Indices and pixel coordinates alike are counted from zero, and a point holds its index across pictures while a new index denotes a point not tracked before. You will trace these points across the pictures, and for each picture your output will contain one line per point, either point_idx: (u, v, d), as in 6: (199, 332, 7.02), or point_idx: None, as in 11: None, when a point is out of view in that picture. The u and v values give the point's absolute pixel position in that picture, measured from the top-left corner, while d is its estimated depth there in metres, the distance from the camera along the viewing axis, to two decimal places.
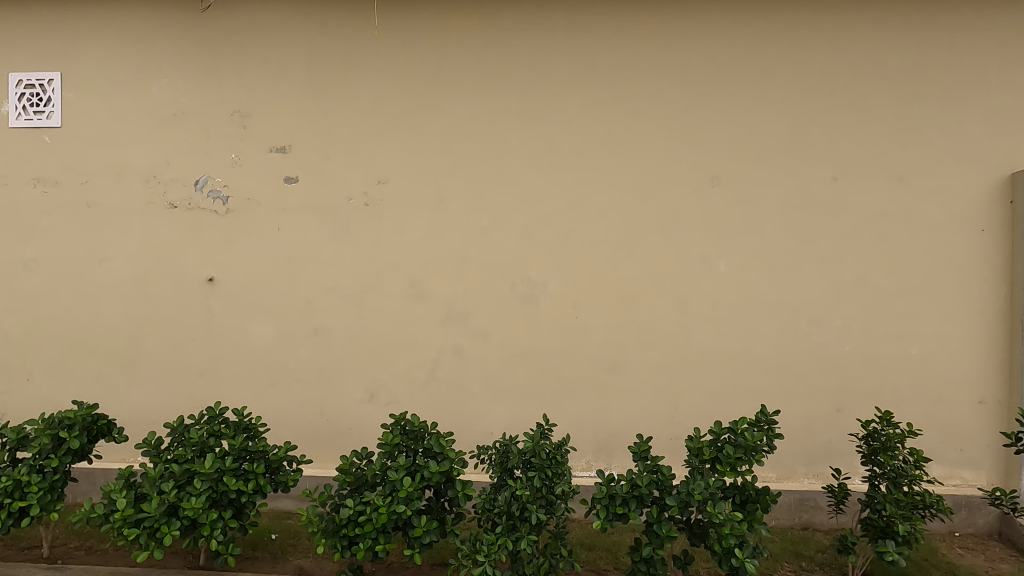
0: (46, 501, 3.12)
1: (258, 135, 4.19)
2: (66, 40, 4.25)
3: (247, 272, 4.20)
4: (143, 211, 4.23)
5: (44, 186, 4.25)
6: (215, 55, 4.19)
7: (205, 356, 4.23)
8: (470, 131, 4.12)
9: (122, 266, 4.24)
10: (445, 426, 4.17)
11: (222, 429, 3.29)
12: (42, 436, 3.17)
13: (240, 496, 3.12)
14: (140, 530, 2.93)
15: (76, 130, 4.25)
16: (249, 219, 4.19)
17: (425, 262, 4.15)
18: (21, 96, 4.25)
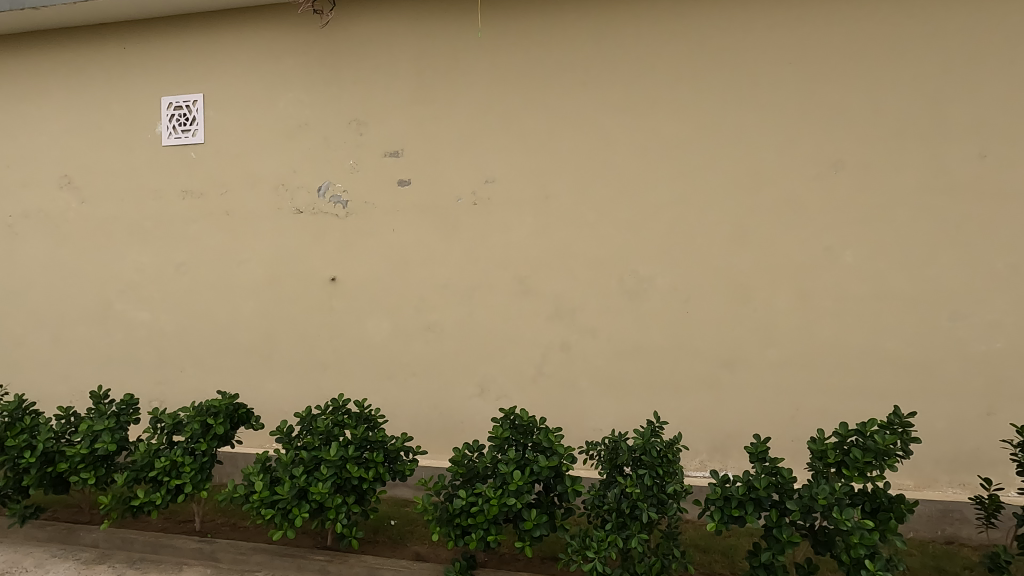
0: (197, 480, 3.46)
1: (374, 141, 4.41)
2: (206, 63, 4.68)
3: (365, 271, 4.44)
4: (273, 217, 4.58)
5: (192, 197, 4.71)
6: (334, 68, 4.45)
7: (329, 350, 4.52)
8: (576, 126, 4.11)
9: (257, 268, 4.61)
10: (554, 421, 4.19)
11: (345, 419, 3.52)
12: (193, 422, 3.56)
13: (363, 482, 3.31)
14: (275, 510, 3.20)
15: (216, 145, 4.68)
16: (366, 221, 4.42)
17: (532, 258, 4.19)
18: (171, 117, 4.74)
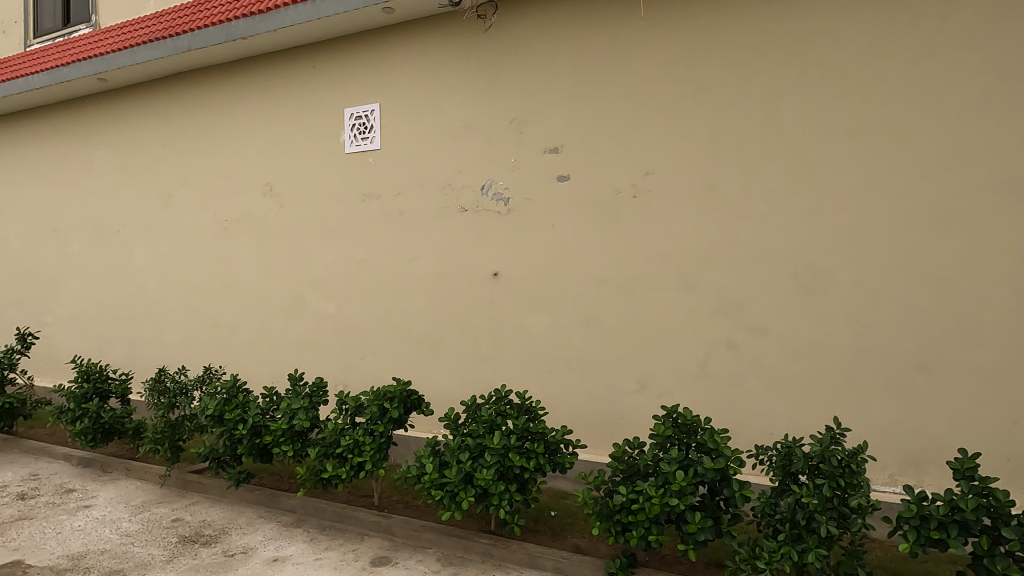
0: (376, 459, 3.77)
1: (534, 139, 4.50)
2: (382, 75, 5.06)
3: (526, 266, 4.54)
4: (441, 215, 4.84)
5: (370, 200, 5.12)
6: (496, 70, 4.61)
7: (492, 343, 4.70)
8: (744, 111, 3.88)
9: (426, 264, 4.91)
10: (720, 422, 4.00)
11: (507, 410, 3.66)
12: (372, 405, 3.89)
13: (524, 472, 3.41)
14: (443, 492, 3.40)
15: (391, 150, 5.04)
16: (527, 217, 4.53)
17: (696, 251, 4.03)
18: (353, 127, 5.19)
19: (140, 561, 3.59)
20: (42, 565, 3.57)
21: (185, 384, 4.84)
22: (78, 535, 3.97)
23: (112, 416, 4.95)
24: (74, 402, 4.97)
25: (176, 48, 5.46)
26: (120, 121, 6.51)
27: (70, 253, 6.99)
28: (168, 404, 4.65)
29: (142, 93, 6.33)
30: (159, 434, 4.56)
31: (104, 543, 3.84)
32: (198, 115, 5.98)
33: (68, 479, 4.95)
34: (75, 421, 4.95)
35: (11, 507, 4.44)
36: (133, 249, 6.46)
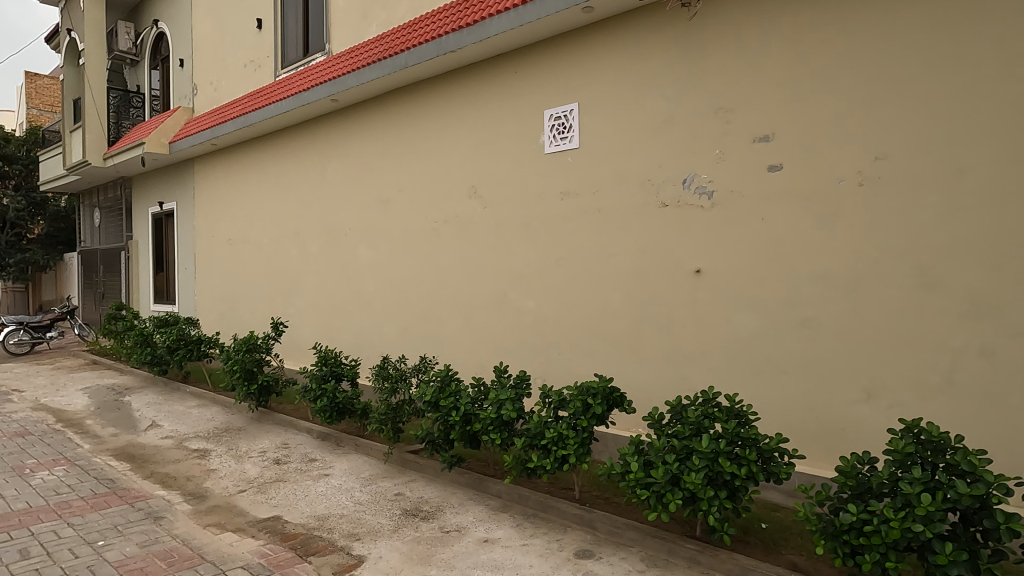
0: (580, 453, 3.81)
1: (742, 127, 4.26)
2: (581, 74, 5.13)
3: (733, 262, 4.32)
4: (641, 211, 4.77)
5: (569, 198, 5.21)
6: (701, 59, 4.44)
7: (694, 343, 4.53)
8: (1007, 78, 3.32)
9: (625, 260, 4.87)
10: (971, 442, 3.45)
11: (715, 412, 3.53)
12: (576, 400, 3.97)
13: (735, 479, 3.24)
14: (650, 492, 3.34)
15: (589, 148, 5.08)
16: (734, 210, 4.30)
17: (941, 244, 3.52)
18: (552, 128, 5.32)
19: (372, 528, 4.03)
20: (296, 522, 4.16)
21: (404, 371, 5.33)
22: (322, 499, 4.55)
23: (344, 397, 5.61)
24: (315, 383, 5.71)
25: (395, 66, 6.07)
26: (347, 136, 7.36)
27: (309, 254, 8.06)
28: (391, 390, 5.17)
29: (366, 109, 7.09)
30: (384, 415, 5.07)
31: (342, 508, 4.36)
32: (412, 126, 6.55)
33: (310, 450, 5.70)
34: (316, 400, 5.68)
35: (270, 470, 5.22)
36: (358, 249, 7.25)
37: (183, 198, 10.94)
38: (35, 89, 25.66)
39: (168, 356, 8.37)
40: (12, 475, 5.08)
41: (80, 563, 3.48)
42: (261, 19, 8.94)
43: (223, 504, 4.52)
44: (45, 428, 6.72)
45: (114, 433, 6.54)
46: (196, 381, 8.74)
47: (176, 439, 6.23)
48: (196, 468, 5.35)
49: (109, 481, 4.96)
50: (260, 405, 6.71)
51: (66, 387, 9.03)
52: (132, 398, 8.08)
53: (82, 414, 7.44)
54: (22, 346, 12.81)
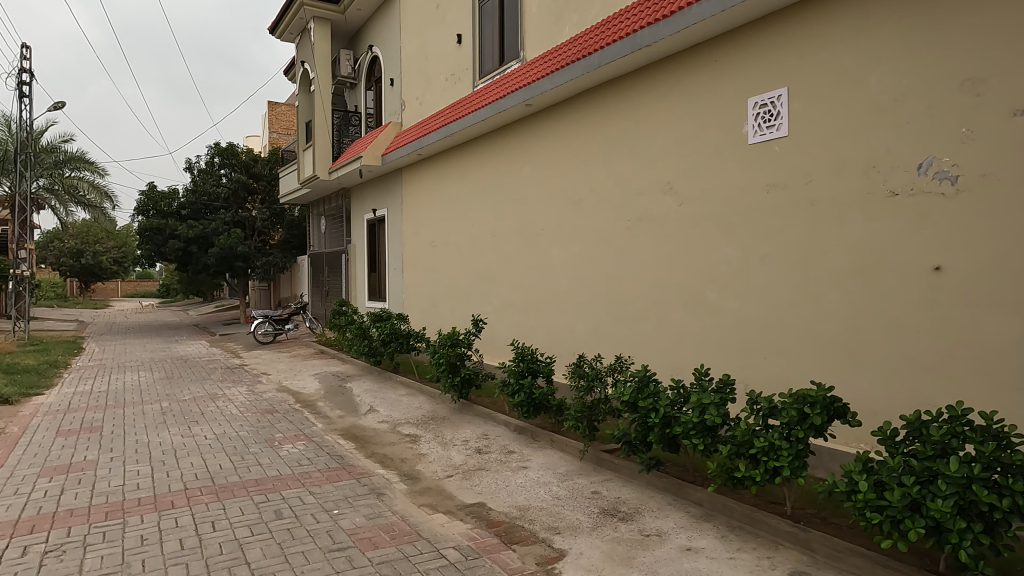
0: (795, 465, 3.53)
1: (998, 100, 3.63)
2: (791, 56, 4.74)
3: (984, 258, 3.69)
4: (863, 202, 4.28)
5: (776, 190, 4.83)
6: (943, 25, 3.87)
7: (932, 351, 3.94)
8: None
9: (843, 257, 4.40)
10: None
11: (966, 432, 3.05)
12: (790, 409, 3.67)
13: (993, 511, 2.77)
14: (883, 516, 2.99)
15: (800, 135, 4.66)
16: (986, 197, 3.68)
17: None
18: (757, 116, 4.97)
19: (571, 523, 4.09)
20: (500, 510, 4.35)
21: (600, 370, 5.33)
22: (522, 490, 4.72)
23: (541, 393, 5.77)
24: (513, 378, 5.93)
25: (589, 66, 6.12)
26: (541, 139, 7.57)
27: (504, 254, 8.42)
28: (587, 388, 5.22)
29: (559, 112, 7.23)
30: (580, 413, 5.12)
31: (541, 501, 4.48)
32: (605, 125, 6.55)
33: (509, 442, 5.95)
34: (514, 394, 5.91)
35: (473, 458, 5.54)
36: (551, 249, 7.42)
37: (393, 205, 12.05)
38: (275, 115, 29.92)
39: (382, 348, 9.27)
40: (266, 445, 5.96)
41: (321, 527, 3.97)
42: (461, 35, 9.53)
43: (433, 486, 4.89)
44: (288, 407, 7.80)
45: (341, 414, 7.39)
46: (404, 371, 9.58)
47: (391, 423, 6.87)
48: (409, 451, 5.85)
49: (339, 457, 5.61)
50: (461, 396, 7.15)
51: (301, 372, 10.40)
52: (354, 385, 9.08)
53: (315, 396, 8.52)
54: (268, 335, 15.02)
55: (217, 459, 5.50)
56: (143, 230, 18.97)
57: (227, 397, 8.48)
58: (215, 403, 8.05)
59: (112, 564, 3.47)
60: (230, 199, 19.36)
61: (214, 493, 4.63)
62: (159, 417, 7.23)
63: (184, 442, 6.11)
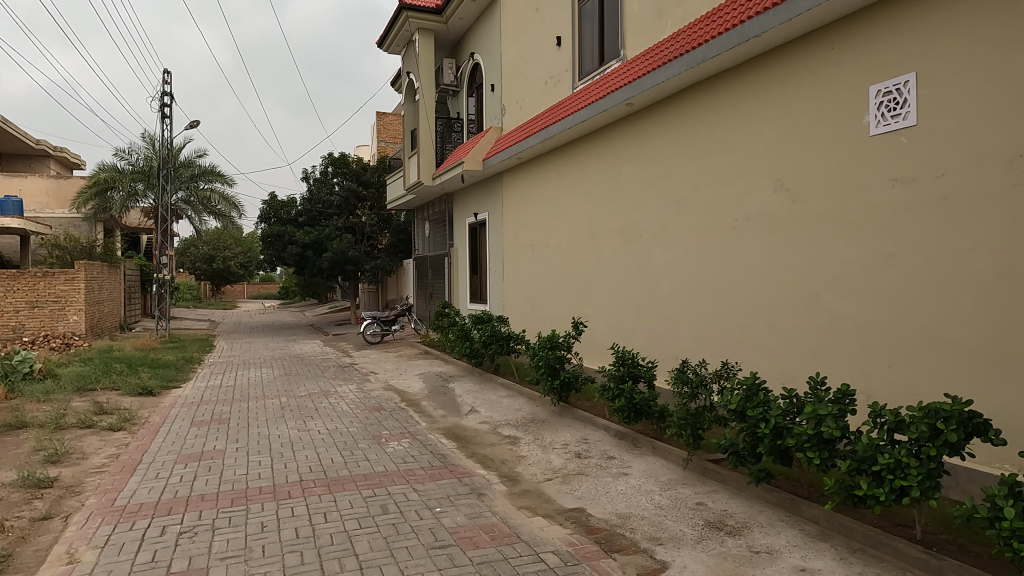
0: (926, 486, 3.21)
1: None
2: (919, 38, 4.34)
3: None
4: (1007, 196, 3.84)
5: (902, 185, 4.44)
6: None
7: None
8: None
9: (983, 256, 3.97)
10: None
11: None
12: (920, 423, 3.34)
13: None
14: None
15: (929, 124, 4.26)
16: None
17: None
18: (880, 105, 4.59)
19: (674, 535, 3.95)
20: (600, 516, 4.29)
21: (705, 377, 5.13)
22: (622, 497, 4.62)
23: (642, 398, 5.63)
24: (613, 382, 5.83)
25: (692, 61, 5.93)
26: (642, 139, 7.42)
27: (604, 256, 8.31)
28: (690, 394, 5.03)
29: (661, 110, 7.04)
30: (683, 420, 4.94)
31: (643, 510, 4.37)
32: (710, 121, 6.31)
33: (609, 447, 5.86)
34: (615, 399, 5.80)
35: (572, 463, 5.50)
36: (653, 251, 7.25)
37: (493, 208, 12.23)
38: (383, 125, 31.28)
39: (483, 349, 9.43)
40: (373, 441, 6.22)
41: (424, 524, 4.08)
42: (560, 37, 9.54)
43: (533, 489, 4.89)
44: (393, 405, 8.11)
45: (444, 414, 7.59)
46: (505, 373, 9.69)
47: (491, 424, 6.96)
48: (509, 453, 5.90)
49: (441, 456, 5.75)
50: (561, 399, 7.13)
51: (406, 372, 10.79)
52: (456, 385, 9.29)
53: (419, 395, 8.80)
54: (376, 336, 15.70)
55: (329, 453, 5.81)
56: (265, 236, 20.43)
57: (338, 393, 8.94)
58: (327, 399, 8.50)
59: (236, 548, 3.74)
60: (342, 206, 20.43)
61: (326, 485, 4.89)
62: (278, 412, 7.73)
63: (300, 435, 6.50)
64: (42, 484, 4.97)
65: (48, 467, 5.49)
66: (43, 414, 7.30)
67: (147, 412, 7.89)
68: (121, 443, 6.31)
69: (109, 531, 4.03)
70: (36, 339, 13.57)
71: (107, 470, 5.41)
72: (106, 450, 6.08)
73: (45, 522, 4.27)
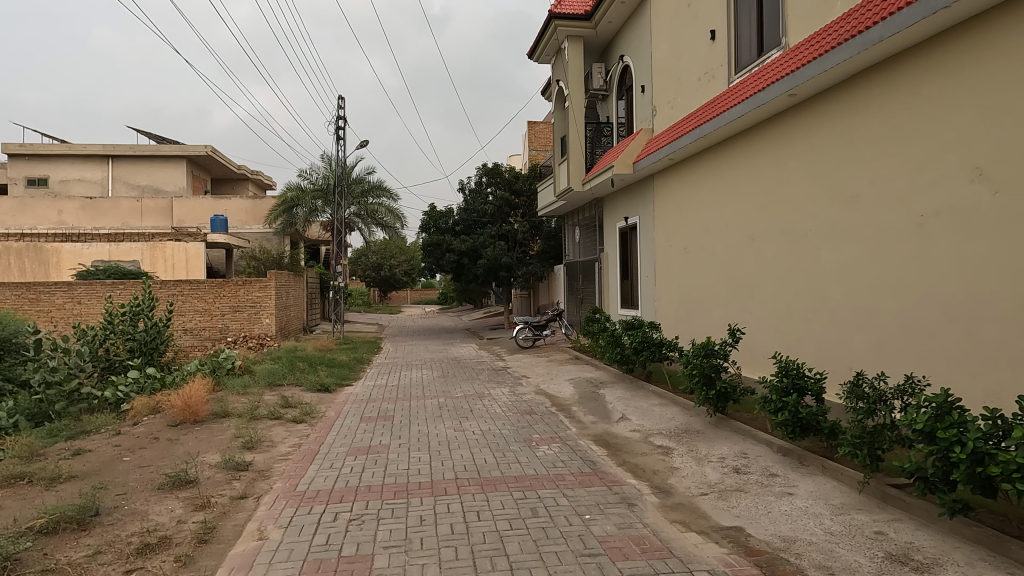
0: None
1: None
2: None
3: None
4: None
5: None
6: None
7: None
8: None
9: None
10: None
11: None
12: None
13: None
14: None
15: None
16: None
17: None
18: None
19: (847, 565, 3.58)
20: (761, 538, 4.01)
21: (884, 392, 4.58)
22: (787, 519, 4.28)
23: (808, 412, 5.18)
24: (776, 394, 5.43)
25: (865, 43, 5.38)
26: (808, 131, 6.87)
27: (765, 259, 7.79)
28: (867, 410, 4.53)
29: (830, 98, 6.47)
30: (858, 438, 4.49)
31: (810, 534, 4.01)
32: (887, 107, 5.68)
33: (772, 464, 5.46)
34: (777, 412, 5.40)
35: (730, 478, 5.20)
36: (821, 252, 6.67)
37: (644, 212, 11.98)
38: (534, 133, 31.95)
39: (634, 356, 9.25)
40: (525, 444, 6.34)
41: (574, 530, 4.07)
42: (714, 30, 9.13)
43: (686, 503, 4.69)
44: (544, 409, 8.21)
45: (594, 420, 7.54)
46: (657, 381, 9.42)
47: (643, 433, 6.80)
48: (662, 464, 5.71)
49: (591, 463, 5.71)
50: (717, 410, 6.79)
51: (557, 377, 10.88)
52: (606, 391, 9.20)
53: (570, 400, 8.84)
54: (527, 340, 16.00)
55: (482, 453, 6.01)
56: (426, 245, 21.70)
57: (492, 396, 9.23)
58: (482, 401, 8.82)
59: (398, 538, 3.99)
60: (495, 215, 21.15)
61: (480, 485, 5.06)
62: (436, 411, 8.16)
63: (456, 435, 6.79)
64: (240, 467, 5.67)
65: (245, 453, 6.24)
66: (242, 406, 8.34)
67: (325, 407, 8.70)
68: (303, 434, 7.01)
69: (292, 513, 4.50)
70: (237, 339, 15.56)
71: (291, 458, 6.04)
72: (290, 439, 6.79)
73: (242, 500, 4.85)
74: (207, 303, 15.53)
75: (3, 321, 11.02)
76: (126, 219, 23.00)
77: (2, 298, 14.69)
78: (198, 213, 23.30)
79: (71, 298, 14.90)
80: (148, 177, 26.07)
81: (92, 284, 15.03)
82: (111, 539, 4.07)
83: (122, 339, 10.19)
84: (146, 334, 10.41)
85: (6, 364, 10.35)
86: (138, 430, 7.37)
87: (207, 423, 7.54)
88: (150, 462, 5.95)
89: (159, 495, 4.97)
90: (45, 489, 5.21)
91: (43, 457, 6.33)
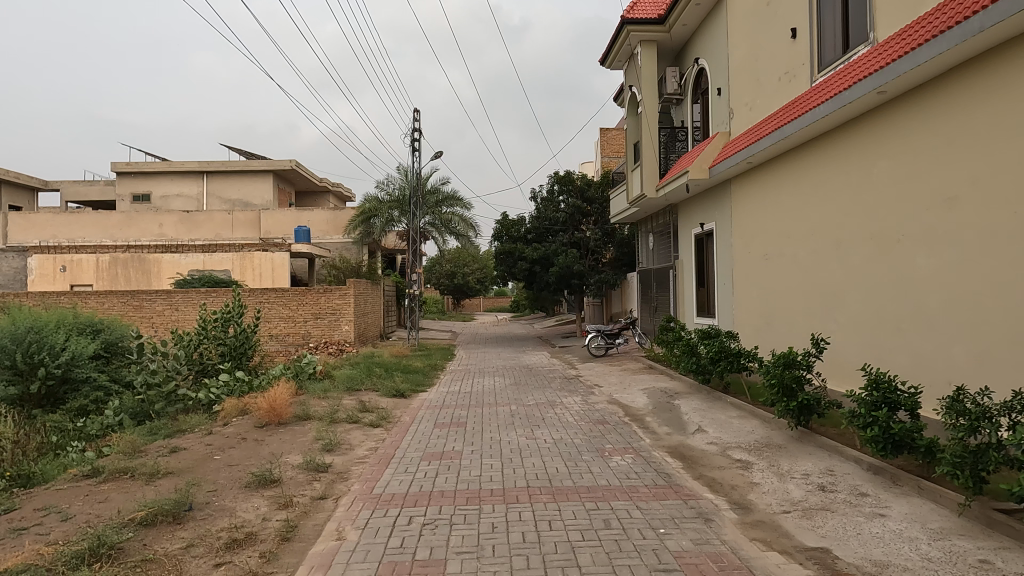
0: None
1: None
2: None
3: None
4: None
5: None
6: None
7: None
8: None
9: None
10: None
11: None
12: None
13: None
14: None
15: None
16: None
17: None
18: None
19: None
20: (849, 560, 3.79)
21: (988, 408, 4.24)
22: (878, 542, 4.02)
23: (902, 428, 4.84)
24: (865, 408, 5.12)
25: (964, 34, 5.01)
26: (900, 129, 6.48)
27: (852, 265, 7.42)
28: (969, 428, 4.20)
29: (923, 95, 6.10)
30: (959, 458, 4.16)
31: (905, 560, 3.75)
32: (990, 100, 5.27)
33: (861, 483, 5.16)
34: (867, 427, 5.08)
35: (815, 496, 4.94)
36: (914, 257, 6.25)
37: (722, 217, 11.62)
38: (606, 139, 31.76)
39: (711, 366, 8.98)
40: (597, 454, 6.25)
41: (648, 544, 3.97)
42: (796, 28, 8.79)
43: (768, 521, 4.49)
44: (618, 419, 8.09)
45: (669, 431, 7.36)
46: (736, 393, 9.08)
47: (721, 446, 6.59)
48: (740, 479, 5.50)
49: (667, 475, 5.57)
50: (800, 424, 6.48)
51: (631, 387, 10.68)
52: (682, 402, 8.96)
53: (644, 410, 8.66)
54: (600, 349, 15.86)
55: (555, 462, 5.98)
56: (499, 253, 21.94)
57: (564, 405, 9.21)
58: (554, 409, 8.81)
59: (469, 544, 4.02)
60: (568, 222, 21.10)
61: (551, 494, 5.03)
62: (509, 418, 8.21)
63: (528, 443, 6.80)
64: (320, 468, 5.88)
65: (325, 454, 6.48)
66: (322, 410, 8.66)
67: (400, 412, 8.92)
68: (379, 438, 7.21)
69: (368, 515, 4.62)
70: (318, 345, 16.22)
71: (368, 461, 6.22)
72: (368, 443, 6.99)
73: (321, 501, 5.03)
74: (291, 310, 16.26)
75: (111, 326, 11.92)
76: (219, 231, 24.41)
77: (109, 305, 15.91)
78: (283, 224, 24.48)
79: (170, 305, 15.96)
80: (238, 192, 27.66)
81: (189, 293, 16.03)
82: (202, 533, 4.31)
83: (214, 344, 10.87)
84: (235, 339, 11.09)
85: (112, 365, 11.22)
86: (227, 430, 7.78)
87: (289, 425, 7.86)
88: (238, 461, 6.27)
89: (246, 493, 5.23)
90: (146, 483, 5.60)
91: (145, 453, 6.80)
